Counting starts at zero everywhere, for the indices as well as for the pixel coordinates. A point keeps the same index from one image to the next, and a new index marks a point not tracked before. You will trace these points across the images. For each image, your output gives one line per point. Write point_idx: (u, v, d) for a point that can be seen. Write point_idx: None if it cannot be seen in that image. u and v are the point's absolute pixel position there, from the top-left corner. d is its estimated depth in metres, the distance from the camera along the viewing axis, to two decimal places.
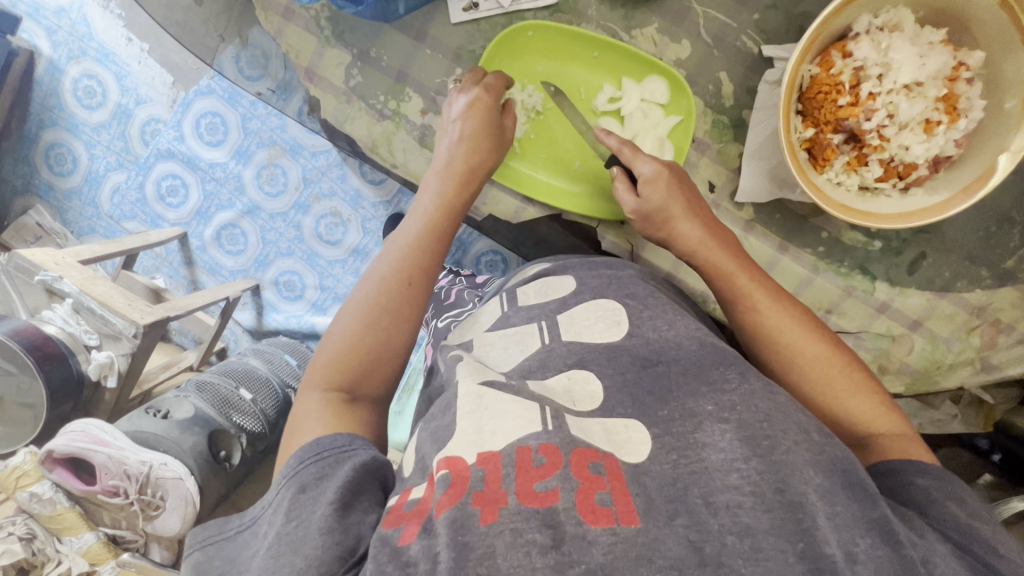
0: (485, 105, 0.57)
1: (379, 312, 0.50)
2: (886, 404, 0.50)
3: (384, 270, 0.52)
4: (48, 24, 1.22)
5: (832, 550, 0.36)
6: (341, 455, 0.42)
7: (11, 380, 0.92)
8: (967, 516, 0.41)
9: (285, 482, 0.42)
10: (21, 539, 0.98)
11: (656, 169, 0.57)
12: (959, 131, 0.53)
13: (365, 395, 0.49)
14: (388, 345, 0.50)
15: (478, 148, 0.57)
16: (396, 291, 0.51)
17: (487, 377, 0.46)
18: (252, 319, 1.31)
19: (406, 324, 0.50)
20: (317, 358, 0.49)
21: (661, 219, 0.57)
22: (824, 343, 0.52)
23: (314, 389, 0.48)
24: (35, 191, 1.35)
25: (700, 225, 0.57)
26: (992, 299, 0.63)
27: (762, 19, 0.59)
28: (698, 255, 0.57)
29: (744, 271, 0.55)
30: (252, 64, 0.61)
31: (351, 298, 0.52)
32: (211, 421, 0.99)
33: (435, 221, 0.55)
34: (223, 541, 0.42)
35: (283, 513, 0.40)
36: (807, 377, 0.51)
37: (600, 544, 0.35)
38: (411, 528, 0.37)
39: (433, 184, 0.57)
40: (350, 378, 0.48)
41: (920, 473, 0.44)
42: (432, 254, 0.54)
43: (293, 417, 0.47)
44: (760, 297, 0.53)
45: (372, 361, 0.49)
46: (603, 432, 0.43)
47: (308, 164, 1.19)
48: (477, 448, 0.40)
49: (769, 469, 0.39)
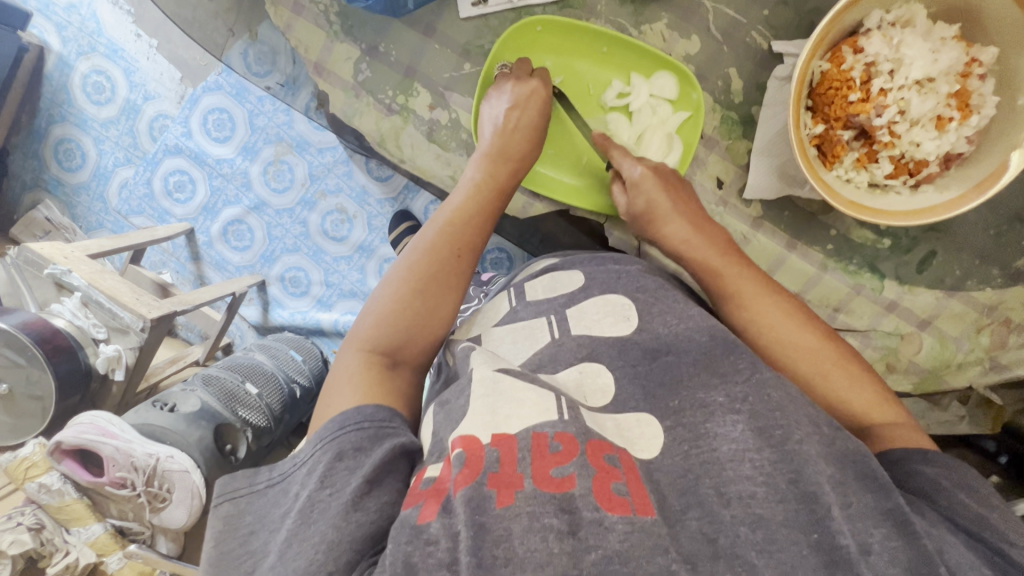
0: (538, 96, 0.58)
1: (429, 279, 0.51)
2: (883, 393, 0.50)
3: (433, 240, 0.53)
4: (57, 19, 1.23)
5: (847, 540, 0.35)
6: (381, 430, 0.42)
7: (19, 373, 0.93)
8: (978, 506, 0.41)
9: (322, 445, 0.42)
10: (29, 529, 0.97)
11: (643, 172, 0.58)
12: (970, 127, 0.53)
13: (405, 362, 0.49)
14: (433, 314, 0.50)
15: (528, 132, 0.58)
16: (444, 262, 0.52)
17: (501, 364, 0.46)
18: (257, 314, 1.32)
19: (452, 297, 0.51)
20: (364, 320, 0.50)
21: (649, 218, 0.58)
22: (818, 335, 0.51)
23: (357, 349, 0.48)
24: (45, 185, 1.36)
25: (686, 224, 0.57)
26: (1002, 298, 0.63)
27: (772, 15, 0.59)
28: (684, 253, 0.57)
29: (731, 269, 0.55)
30: (260, 60, 0.61)
31: (398, 266, 0.52)
32: (218, 415, 1.00)
33: (483, 200, 0.56)
34: (253, 496, 0.42)
35: (317, 477, 0.40)
36: (807, 368, 0.50)
37: (616, 531, 0.34)
38: (430, 508, 0.37)
39: (482, 164, 0.57)
40: (394, 344, 0.49)
41: (926, 462, 0.44)
42: (477, 233, 0.54)
43: (334, 372, 0.48)
44: (748, 295, 0.53)
45: (419, 328, 0.50)
46: (616, 428, 0.43)
47: (314, 161, 1.19)
48: (491, 429, 0.40)
49: (782, 459, 0.39)
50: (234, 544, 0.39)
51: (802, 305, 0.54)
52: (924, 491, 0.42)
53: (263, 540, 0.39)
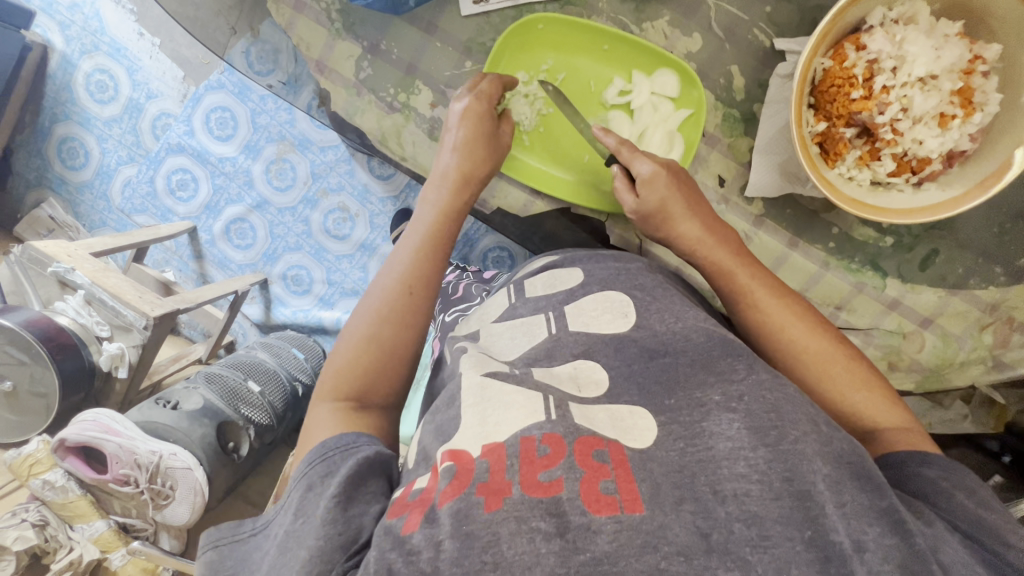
0: (476, 115, 0.56)
1: (382, 323, 0.50)
2: (891, 398, 0.50)
3: (386, 284, 0.52)
4: (61, 18, 1.23)
5: (840, 537, 0.36)
6: (346, 452, 0.43)
7: (24, 370, 0.94)
8: (977, 508, 0.41)
9: (293, 484, 0.42)
10: (33, 526, 0.97)
11: (654, 169, 0.56)
12: (973, 125, 0.52)
13: (373, 402, 0.49)
14: (393, 353, 0.50)
15: (471, 154, 0.57)
16: (398, 302, 0.51)
17: (489, 368, 0.46)
18: (260, 312, 1.33)
19: (411, 331, 0.51)
20: (326, 371, 0.50)
21: (662, 218, 0.57)
22: (828, 339, 0.52)
23: (322, 402, 0.48)
24: (49, 184, 1.37)
25: (701, 225, 0.56)
26: (1005, 296, 0.62)
27: (775, 11, 0.58)
28: (698, 254, 0.57)
29: (745, 269, 0.55)
30: (262, 58, 0.61)
31: (355, 313, 0.52)
32: (220, 413, 1.00)
33: (433, 230, 0.56)
34: (233, 544, 0.42)
35: (291, 512, 0.40)
36: (813, 374, 0.51)
37: (605, 532, 0.34)
38: (414, 517, 0.37)
39: (431, 195, 0.58)
40: (358, 388, 0.49)
41: (926, 465, 0.44)
42: (431, 266, 0.54)
43: (305, 430, 0.48)
44: (760, 297, 0.54)
45: (382, 368, 0.49)
46: (609, 419, 0.43)
47: (316, 159, 1.19)
48: (483, 441, 0.40)
49: (778, 458, 0.39)
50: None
51: (812, 308, 0.54)
52: (924, 493, 0.42)
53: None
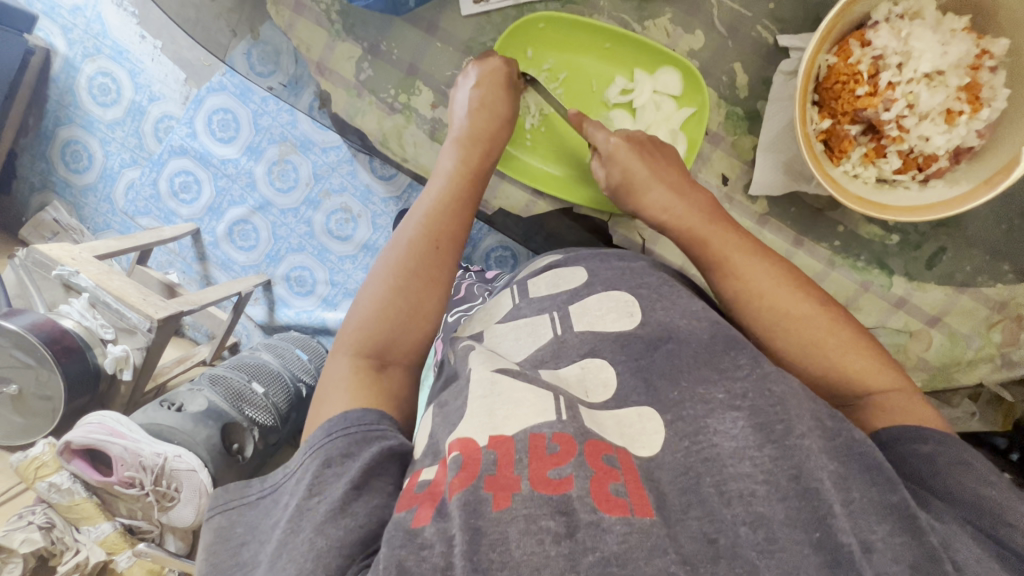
0: (504, 74, 0.57)
1: (409, 277, 0.50)
2: (881, 360, 0.50)
3: (411, 237, 0.53)
4: (63, 22, 1.23)
5: (848, 539, 0.35)
6: (369, 434, 0.42)
7: (30, 374, 0.95)
8: (974, 485, 0.40)
9: (311, 452, 0.42)
10: (41, 528, 0.98)
11: (616, 142, 0.57)
12: (981, 121, 0.52)
13: (394, 360, 0.49)
14: (417, 310, 0.50)
15: (495, 113, 0.57)
16: (423, 257, 0.51)
17: (499, 365, 0.46)
18: (263, 314, 1.33)
19: (437, 290, 0.51)
20: (348, 325, 0.50)
21: (630, 190, 0.57)
22: (809, 302, 0.51)
23: (345, 354, 0.48)
24: (53, 187, 1.37)
25: (673, 188, 0.56)
26: (1014, 293, 0.62)
27: (778, 8, 0.58)
28: (670, 224, 0.56)
29: (718, 234, 0.54)
30: (264, 59, 0.61)
31: (378, 268, 0.52)
32: (225, 414, 1.01)
33: (457, 186, 0.55)
34: (244, 507, 0.42)
35: (305, 486, 0.39)
36: (796, 342, 0.50)
37: (614, 532, 0.34)
38: (425, 510, 0.37)
39: (454, 151, 0.57)
40: (380, 344, 0.48)
41: (919, 440, 0.44)
42: (455, 224, 0.54)
43: (325, 380, 0.48)
44: (735, 262, 0.53)
45: (406, 326, 0.49)
46: (616, 426, 0.42)
47: (318, 160, 1.19)
48: (490, 431, 0.40)
49: (783, 455, 0.38)
50: (226, 555, 0.39)
51: (792, 271, 0.53)
52: (920, 476, 0.42)
53: (253, 551, 0.39)
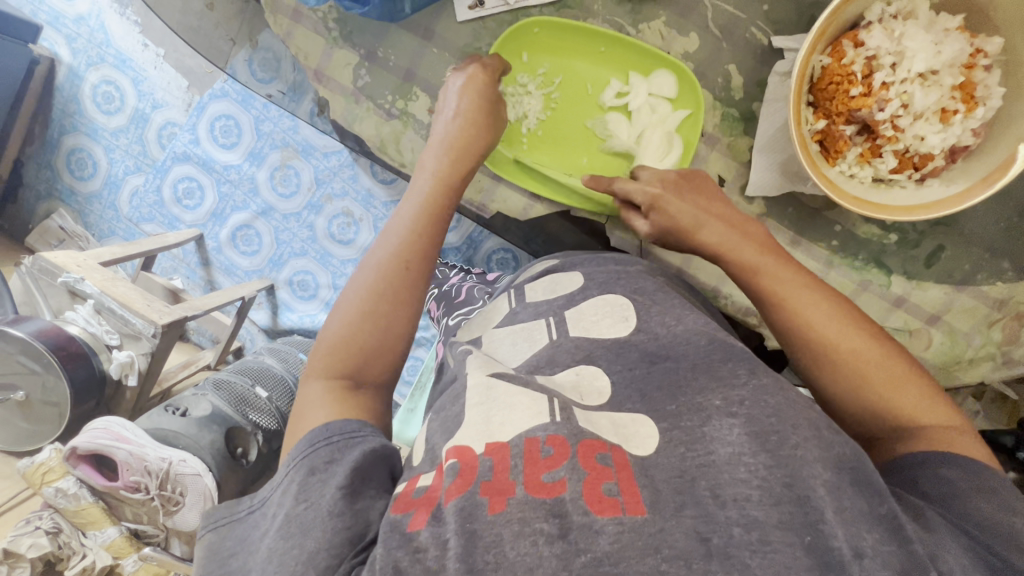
0: (483, 81, 0.57)
1: (377, 299, 0.48)
2: (932, 394, 0.47)
3: (383, 258, 0.50)
4: (67, 31, 1.25)
5: (840, 543, 0.35)
6: (351, 441, 0.42)
7: (36, 380, 0.96)
8: (998, 513, 0.39)
9: (294, 464, 0.41)
10: (48, 533, 0.99)
11: (650, 194, 0.56)
12: (976, 120, 0.51)
13: (367, 380, 0.48)
14: (389, 330, 0.48)
15: (469, 124, 0.56)
16: (394, 279, 0.49)
17: (496, 369, 0.47)
18: (267, 318, 1.34)
19: (406, 310, 0.49)
20: (318, 347, 0.48)
21: (678, 233, 0.56)
22: (864, 333, 0.49)
23: (317, 377, 0.47)
24: (58, 195, 1.39)
25: (722, 225, 0.54)
26: (1014, 292, 0.62)
27: (772, 10, 0.58)
28: (725, 257, 0.54)
29: (772, 266, 0.52)
30: (264, 66, 0.63)
31: (351, 285, 0.50)
32: (229, 419, 1.01)
33: (432, 197, 0.54)
34: (234, 522, 0.42)
35: (292, 496, 0.39)
36: (844, 372, 0.48)
37: (607, 533, 0.34)
38: (420, 516, 0.37)
39: (435, 157, 0.56)
40: (352, 366, 0.47)
41: (945, 464, 0.42)
42: (427, 241, 0.52)
43: (299, 405, 0.47)
44: (786, 294, 0.51)
45: (377, 348, 0.48)
46: (611, 425, 0.43)
47: (319, 165, 1.19)
48: (486, 438, 0.40)
49: (778, 464, 0.38)
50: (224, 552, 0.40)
51: (848, 304, 0.51)
52: (939, 497, 0.41)
53: (241, 560, 0.39)
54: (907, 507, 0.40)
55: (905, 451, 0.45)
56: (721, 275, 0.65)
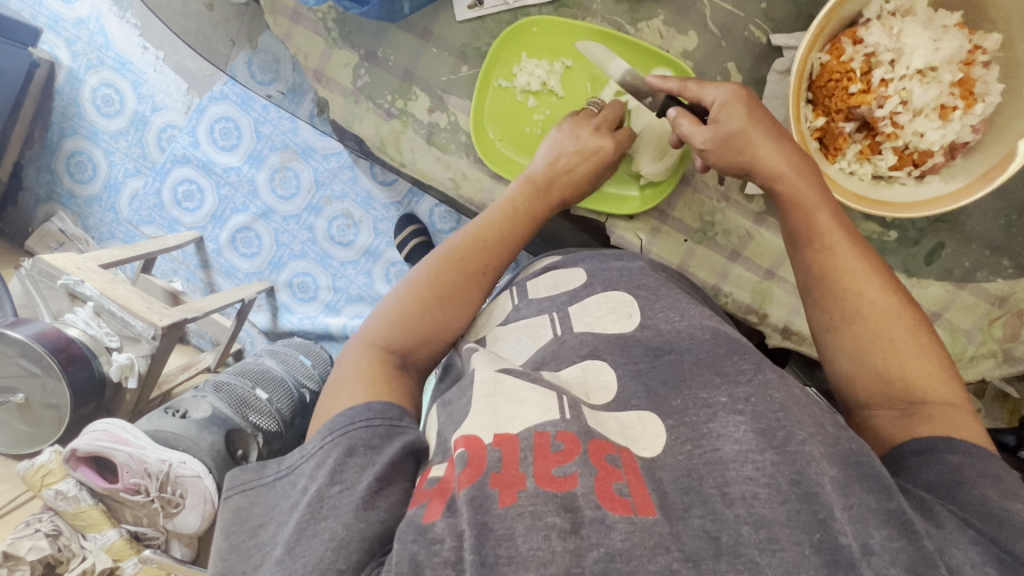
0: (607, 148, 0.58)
1: (452, 290, 0.52)
2: (950, 376, 0.46)
3: (461, 249, 0.54)
4: (67, 34, 1.25)
5: (849, 540, 0.34)
6: (391, 429, 0.42)
7: (36, 382, 0.95)
8: (999, 498, 0.39)
9: (332, 438, 0.41)
10: (47, 535, 0.98)
11: (730, 93, 0.51)
12: (975, 116, 0.51)
13: (414, 361, 0.50)
14: (450, 321, 0.52)
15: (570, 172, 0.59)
16: (468, 275, 0.53)
17: (503, 365, 0.46)
18: (267, 320, 1.33)
19: (468, 310, 0.53)
20: (379, 316, 0.50)
21: (739, 147, 0.52)
22: (898, 299, 0.48)
23: (369, 345, 0.48)
24: (58, 198, 1.39)
25: (790, 152, 0.51)
26: (1014, 289, 0.62)
27: (770, 8, 0.58)
28: (781, 183, 0.51)
29: (827, 209, 0.50)
30: (264, 69, 0.63)
31: (423, 267, 0.53)
32: (229, 421, 1.01)
33: (516, 222, 0.57)
34: (262, 488, 0.42)
35: (327, 471, 0.39)
36: (871, 330, 0.47)
37: (618, 530, 0.34)
38: (435, 506, 0.37)
39: (521, 188, 0.58)
40: (408, 344, 0.50)
41: (949, 450, 0.42)
42: (502, 253, 0.56)
43: (339, 370, 0.47)
44: (834, 240, 0.49)
45: (435, 335, 0.51)
46: (618, 426, 0.43)
47: (319, 166, 1.20)
48: (494, 429, 0.40)
49: (785, 460, 0.38)
50: (233, 547, 0.39)
51: (889, 271, 0.50)
52: (944, 485, 0.41)
53: (270, 532, 0.39)
54: (913, 501, 0.39)
55: (909, 434, 0.45)
56: (721, 274, 0.65)
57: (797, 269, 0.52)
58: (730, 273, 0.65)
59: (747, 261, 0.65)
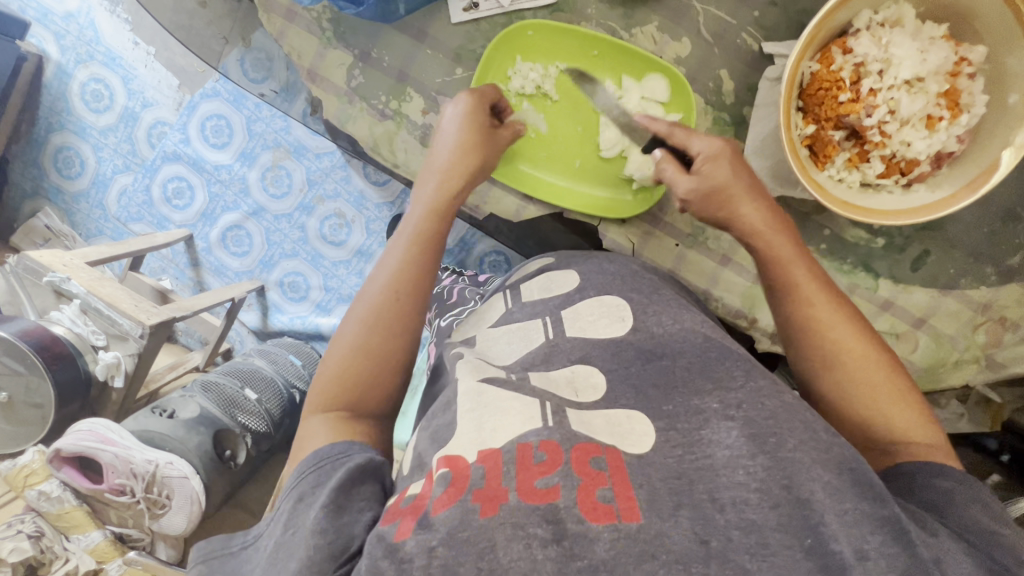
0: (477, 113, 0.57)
1: (379, 315, 0.48)
2: (926, 418, 0.47)
3: (392, 269, 0.50)
4: (55, 28, 1.24)
5: (841, 547, 0.35)
6: (334, 462, 0.42)
7: (19, 381, 0.94)
8: (991, 522, 0.40)
9: (286, 496, 0.41)
10: (30, 537, 0.98)
11: (714, 146, 0.54)
12: (961, 126, 0.53)
13: (368, 410, 0.47)
14: (391, 346, 0.48)
15: (471, 150, 0.56)
16: (403, 290, 0.49)
17: (486, 374, 0.47)
18: (257, 319, 1.32)
19: (409, 323, 0.49)
20: (320, 376, 0.48)
21: (720, 199, 0.53)
22: (875, 347, 0.48)
23: (320, 412, 0.46)
24: (44, 193, 1.37)
25: (765, 206, 0.53)
26: (996, 296, 0.63)
27: (762, 16, 0.59)
28: (760, 238, 0.52)
29: (801, 262, 0.51)
30: (257, 66, 0.62)
31: (354, 316, 0.49)
32: (217, 421, 1.00)
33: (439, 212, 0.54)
34: (226, 556, 0.42)
35: (282, 524, 0.40)
36: (852, 381, 0.47)
37: (602, 540, 0.34)
38: (407, 523, 0.36)
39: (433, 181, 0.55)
40: (354, 394, 0.46)
41: (942, 475, 0.42)
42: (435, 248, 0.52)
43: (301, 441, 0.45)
44: (811, 291, 0.50)
45: (381, 367, 0.47)
46: (606, 424, 0.43)
47: (312, 165, 1.19)
48: (477, 446, 0.40)
49: (777, 465, 0.38)
50: None
51: (863, 317, 0.50)
52: (937, 505, 0.41)
53: None
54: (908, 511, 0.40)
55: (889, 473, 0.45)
56: (711, 277, 0.66)
57: (777, 320, 0.52)
58: (720, 278, 0.66)
59: (737, 265, 0.65)
